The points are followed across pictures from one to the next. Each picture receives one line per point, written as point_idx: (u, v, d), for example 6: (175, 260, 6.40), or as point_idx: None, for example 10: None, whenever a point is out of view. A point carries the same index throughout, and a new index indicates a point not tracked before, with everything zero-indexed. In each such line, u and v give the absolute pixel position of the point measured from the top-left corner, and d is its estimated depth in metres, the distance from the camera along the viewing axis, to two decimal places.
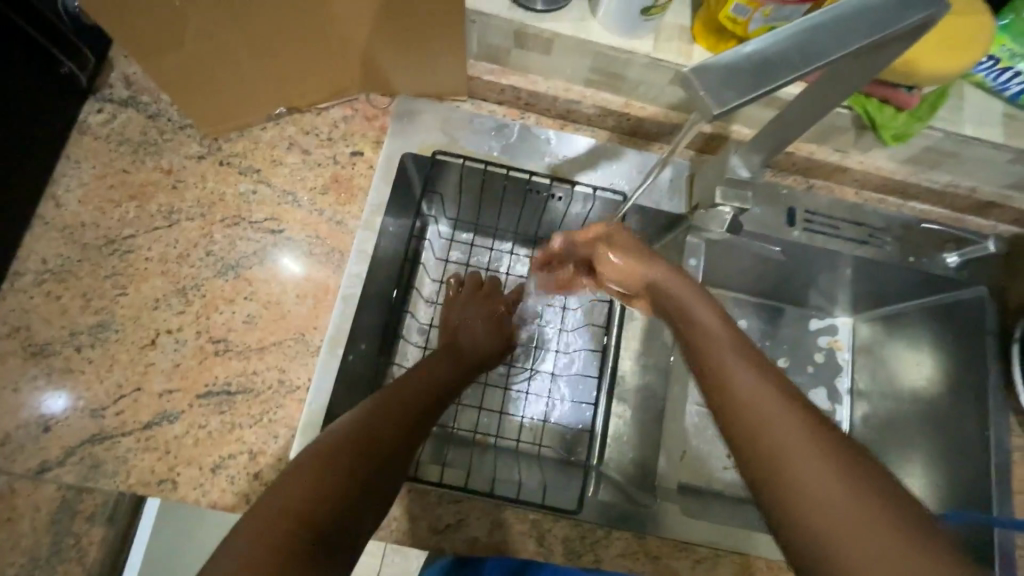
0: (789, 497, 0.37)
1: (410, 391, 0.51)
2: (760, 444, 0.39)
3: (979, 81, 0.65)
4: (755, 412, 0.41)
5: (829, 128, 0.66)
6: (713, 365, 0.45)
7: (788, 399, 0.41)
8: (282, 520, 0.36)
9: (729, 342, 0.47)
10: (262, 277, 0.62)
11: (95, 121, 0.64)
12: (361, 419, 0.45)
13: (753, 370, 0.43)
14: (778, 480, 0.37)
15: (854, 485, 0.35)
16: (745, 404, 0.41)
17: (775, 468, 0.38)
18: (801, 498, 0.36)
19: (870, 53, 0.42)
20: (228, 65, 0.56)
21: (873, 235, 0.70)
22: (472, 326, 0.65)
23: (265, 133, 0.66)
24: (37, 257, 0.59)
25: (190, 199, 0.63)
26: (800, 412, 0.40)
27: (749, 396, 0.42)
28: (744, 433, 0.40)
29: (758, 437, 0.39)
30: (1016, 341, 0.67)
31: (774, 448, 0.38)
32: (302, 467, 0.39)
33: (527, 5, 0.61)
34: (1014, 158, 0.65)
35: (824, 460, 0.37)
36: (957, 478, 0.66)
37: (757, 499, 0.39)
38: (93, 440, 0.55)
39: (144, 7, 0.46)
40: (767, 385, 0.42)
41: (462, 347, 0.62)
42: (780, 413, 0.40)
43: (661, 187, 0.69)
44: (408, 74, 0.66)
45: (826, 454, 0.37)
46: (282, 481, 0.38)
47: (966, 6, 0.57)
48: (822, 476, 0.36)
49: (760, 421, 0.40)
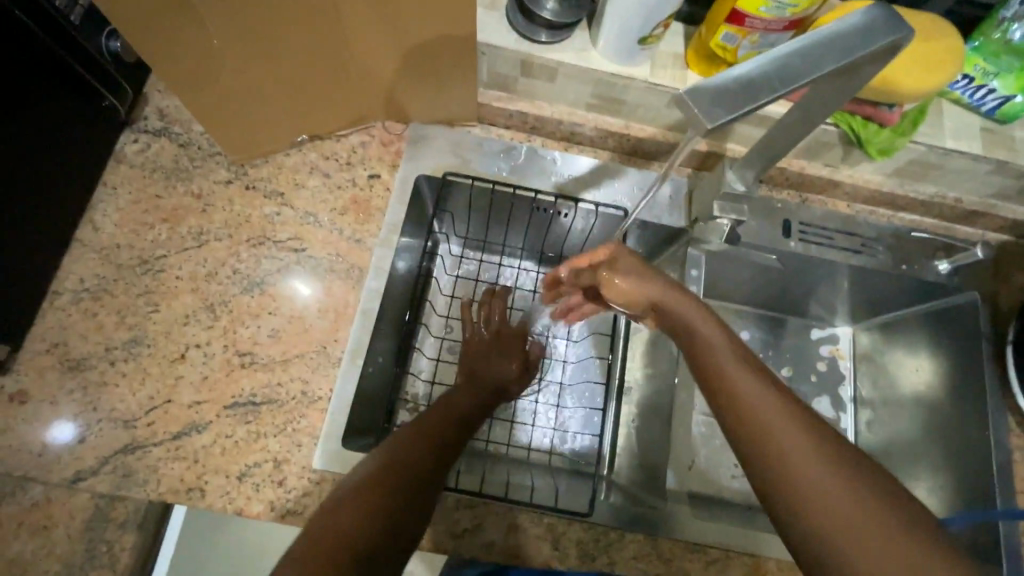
0: (794, 495, 0.39)
1: (439, 416, 0.53)
2: (763, 447, 0.42)
3: (955, 98, 0.69)
4: (757, 417, 0.43)
5: (817, 144, 0.70)
6: (713, 373, 0.48)
7: (785, 402, 0.44)
8: (328, 545, 0.38)
9: (728, 348, 0.50)
10: (285, 292, 0.65)
11: (130, 150, 0.68)
12: (384, 455, 0.46)
13: (752, 376, 0.46)
14: (782, 479, 0.40)
15: (849, 482, 0.39)
16: (749, 409, 0.44)
17: (780, 469, 0.41)
18: (806, 495, 0.39)
19: (852, 74, 0.46)
20: (255, 97, 0.61)
21: (866, 244, 0.73)
22: (492, 365, 0.64)
23: (289, 158, 0.71)
24: (74, 277, 0.63)
25: (218, 221, 0.67)
26: (797, 416, 0.43)
27: (751, 400, 0.44)
28: (750, 438, 0.43)
29: (762, 440, 0.42)
30: (1010, 343, 0.69)
31: (777, 448, 0.41)
32: (340, 508, 0.40)
33: (532, 37, 0.66)
34: (994, 169, 0.68)
35: (823, 459, 0.40)
36: (962, 479, 0.68)
37: (765, 499, 0.42)
38: (126, 450, 0.58)
39: (182, 45, 0.51)
40: (767, 391, 0.45)
41: (481, 378, 0.62)
42: (778, 415, 0.43)
43: (661, 203, 0.73)
44: (421, 102, 0.70)
45: (824, 453, 0.40)
46: (324, 513, 0.40)
47: (936, 30, 0.61)
48: (822, 475, 0.39)
49: (763, 425, 0.43)
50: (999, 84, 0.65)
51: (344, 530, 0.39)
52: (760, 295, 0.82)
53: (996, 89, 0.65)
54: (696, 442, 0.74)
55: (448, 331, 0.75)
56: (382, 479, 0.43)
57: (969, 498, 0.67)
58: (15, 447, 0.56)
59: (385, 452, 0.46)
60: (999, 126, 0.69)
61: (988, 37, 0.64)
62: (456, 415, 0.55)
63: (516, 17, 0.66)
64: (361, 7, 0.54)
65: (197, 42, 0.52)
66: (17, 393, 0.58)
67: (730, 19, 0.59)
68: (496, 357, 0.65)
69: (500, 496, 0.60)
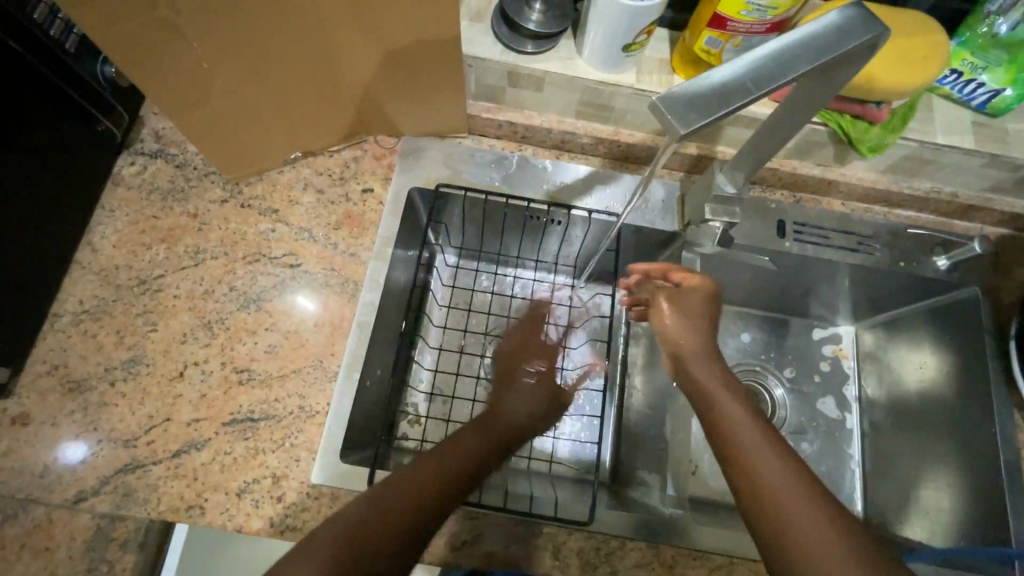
0: (772, 525, 0.45)
1: (460, 450, 0.54)
2: (743, 469, 0.48)
3: (945, 93, 0.69)
4: (744, 452, 0.49)
5: (808, 143, 0.69)
6: (710, 410, 0.54)
7: (769, 440, 0.50)
8: (332, 553, 0.42)
9: (722, 386, 0.56)
10: (282, 308, 0.66)
11: (127, 173, 0.70)
12: (392, 480, 0.48)
13: (739, 406, 0.53)
14: (765, 509, 0.45)
15: (825, 514, 0.44)
16: (737, 448, 0.50)
17: (762, 500, 0.46)
18: (782, 522, 0.44)
19: (829, 75, 0.46)
20: (248, 119, 0.62)
21: (862, 243, 0.73)
22: (518, 405, 0.64)
23: (282, 175, 0.72)
24: (74, 299, 0.64)
25: (214, 239, 0.68)
26: (775, 446, 0.49)
27: (741, 437, 0.50)
28: (737, 469, 0.49)
29: (742, 463, 0.49)
30: (1013, 338, 0.69)
31: (757, 479, 0.47)
32: (335, 525, 0.44)
33: (518, 48, 0.67)
34: (988, 162, 0.68)
35: (800, 495, 0.45)
36: (971, 477, 0.67)
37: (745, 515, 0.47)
38: (126, 470, 0.58)
39: (173, 75, 0.52)
40: (758, 429, 0.51)
41: (506, 421, 0.61)
42: (763, 451, 0.48)
43: (654, 206, 0.73)
44: (410, 115, 0.71)
45: (795, 476, 0.46)
46: (324, 527, 0.44)
47: (922, 28, 0.61)
48: (797, 505, 0.44)
49: (744, 449, 0.49)
50: (988, 77, 0.65)
51: (342, 550, 0.42)
52: (761, 297, 0.81)
53: (985, 82, 0.65)
54: (697, 446, 0.75)
55: (445, 341, 0.76)
56: (383, 505, 0.46)
57: (982, 500, 0.65)
58: (16, 470, 0.57)
59: (398, 474, 0.49)
60: (991, 120, 0.68)
61: (975, 31, 0.64)
62: (474, 454, 0.55)
63: (500, 28, 0.67)
64: (347, 25, 0.55)
65: (187, 69, 0.53)
66: (19, 416, 0.59)
67: (712, 23, 0.59)
68: (516, 395, 0.65)
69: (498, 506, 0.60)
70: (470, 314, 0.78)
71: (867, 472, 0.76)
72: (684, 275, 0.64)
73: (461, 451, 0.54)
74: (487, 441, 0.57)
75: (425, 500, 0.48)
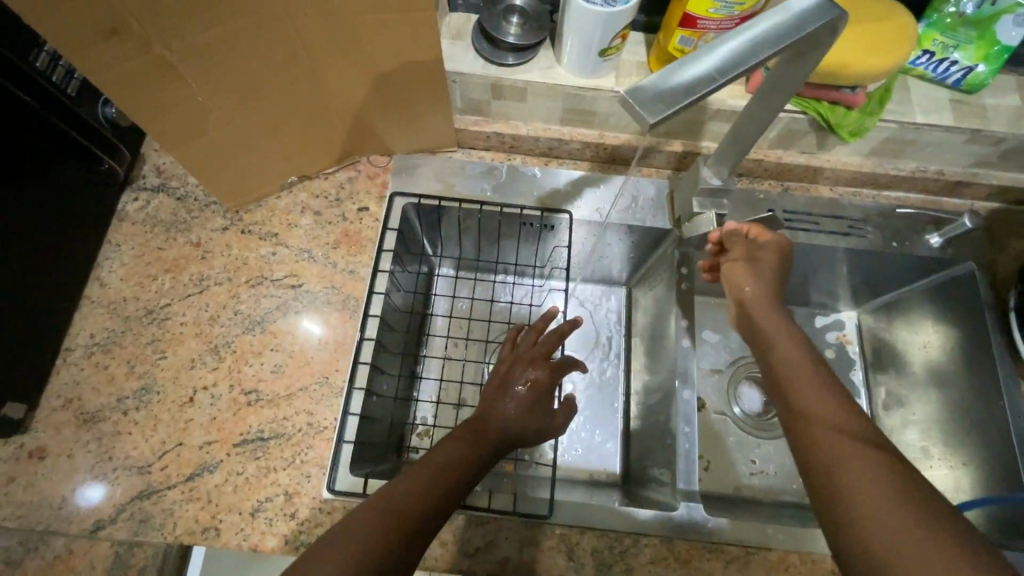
0: (840, 509, 0.43)
1: (461, 454, 0.53)
2: (807, 443, 0.48)
3: (921, 74, 0.70)
4: (814, 439, 0.48)
5: (790, 132, 0.70)
6: (787, 390, 0.52)
7: (847, 426, 0.47)
8: (368, 551, 0.43)
9: (807, 365, 0.54)
10: (286, 329, 0.67)
11: (131, 209, 0.72)
12: (399, 480, 0.49)
13: (813, 380, 0.52)
14: (823, 481, 0.45)
15: (881, 492, 0.42)
16: (811, 430, 0.48)
17: (836, 486, 0.44)
18: (840, 493, 0.43)
19: (795, 58, 0.46)
20: (244, 146, 0.64)
21: (853, 226, 0.73)
22: (506, 410, 0.59)
23: (281, 201, 0.74)
24: (85, 333, 0.66)
25: (218, 266, 0.70)
26: (840, 422, 0.48)
27: (813, 423, 0.48)
28: (802, 437, 0.49)
29: (806, 437, 0.48)
30: (1012, 310, 0.68)
31: (830, 462, 0.45)
32: (362, 523, 0.44)
33: (498, 61, 0.69)
34: (970, 138, 0.69)
35: (880, 482, 0.42)
36: (987, 454, 0.67)
37: (808, 484, 0.47)
38: (142, 496, 0.59)
39: (170, 108, 0.54)
40: (826, 402, 0.50)
41: (487, 426, 0.57)
42: (828, 426, 0.48)
43: (645, 205, 0.74)
44: (402, 135, 0.73)
45: (854, 451, 0.45)
46: (338, 530, 0.44)
47: (887, 12, 0.62)
48: (876, 491, 0.42)
49: (808, 422, 0.49)
50: (960, 55, 0.66)
51: (354, 558, 0.42)
52: None
53: (958, 60, 0.66)
54: (709, 439, 0.76)
55: (449, 350, 0.78)
56: (394, 506, 0.46)
57: (1001, 478, 0.65)
58: (35, 503, 0.58)
59: (407, 476, 0.49)
60: (968, 96, 0.69)
61: (942, 12, 0.65)
62: (466, 464, 0.52)
63: (480, 43, 0.69)
64: (334, 50, 0.57)
65: (184, 104, 0.55)
66: (36, 450, 0.60)
67: (683, 23, 0.61)
68: (509, 398, 0.60)
69: (507, 510, 0.60)
70: (471, 323, 0.80)
71: None
72: (759, 231, 0.64)
73: (453, 464, 0.51)
74: (479, 454, 0.54)
75: (426, 510, 0.47)
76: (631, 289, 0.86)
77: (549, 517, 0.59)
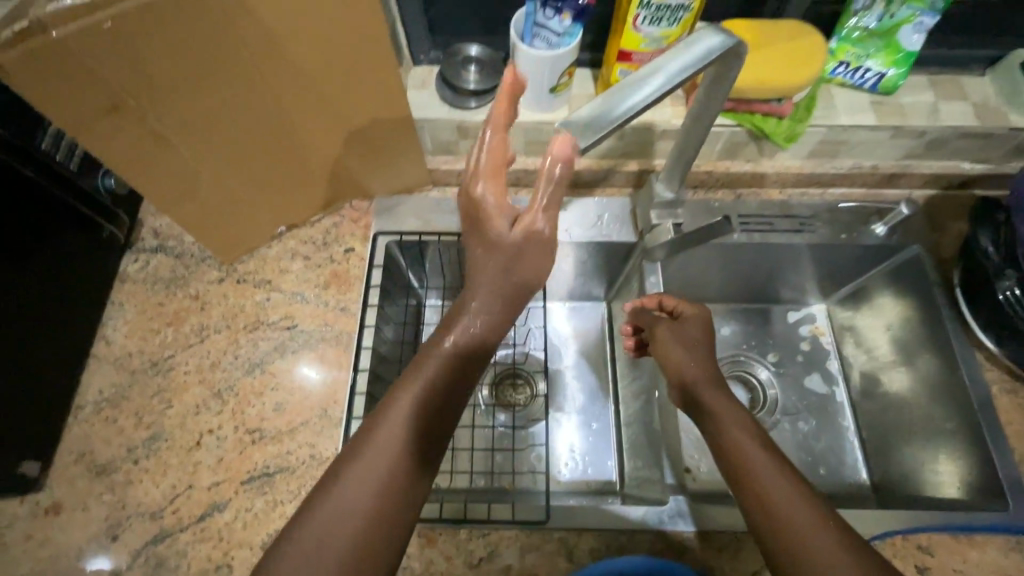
0: (782, 536, 0.47)
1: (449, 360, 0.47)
2: (743, 479, 0.51)
3: (841, 82, 0.77)
4: (760, 491, 0.50)
5: (733, 144, 0.77)
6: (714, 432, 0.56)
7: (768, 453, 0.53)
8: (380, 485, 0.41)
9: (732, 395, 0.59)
10: (284, 369, 0.71)
11: (132, 270, 0.77)
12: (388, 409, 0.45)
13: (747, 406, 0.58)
14: (763, 511, 0.48)
15: (808, 516, 0.47)
16: (741, 449, 0.53)
17: (777, 521, 0.47)
18: (781, 523, 0.47)
19: (725, 66, 0.51)
20: (234, 201, 0.69)
21: (805, 223, 0.79)
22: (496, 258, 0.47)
23: (271, 249, 0.79)
24: (94, 390, 0.69)
25: (216, 315, 0.74)
26: (763, 454, 0.52)
27: (755, 468, 0.51)
28: (733, 464, 0.53)
29: (740, 471, 0.52)
30: (958, 286, 0.73)
31: (764, 495, 0.49)
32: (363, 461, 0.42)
33: (462, 106, 0.76)
34: (894, 134, 0.76)
35: (805, 509, 0.47)
36: (955, 426, 0.70)
37: (746, 513, 0.50)
38: (156, 540, 0.62)
39: (165, 171, 0.59)
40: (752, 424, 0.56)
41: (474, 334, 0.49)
42: (759, 458, 0.52)
43: (611, 221, 0.80)
44: (378, 177, 0.79)
45: (784, 481, 0.50)
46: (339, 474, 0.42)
47: (797, 31, 0.70)
48: (813, 526, 0.46)
49: (740, 454, 0.53)
50: (873, 62, 0.74)
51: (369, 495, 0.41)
52: (732, 291, 0.88)
53: (871, 67, 0.74)
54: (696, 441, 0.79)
55: None
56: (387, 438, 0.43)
57: (970, 445, 0.68)
58: (53, 557, 0.61)
59: (386, 426, 0.44)
60: (887, 98, 0.76)
61: (848, 27, 0.73)
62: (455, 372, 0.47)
63: (445, 92, 0.76)
64: (304, 98, 0.62)
65: (179, 168, 0.60)
66: (52, 505, 0.63)
67: (620, 58, 0.68)
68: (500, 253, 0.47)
69: (505, 519, 0.63)
70: None
71: (865, 444, 0.80)
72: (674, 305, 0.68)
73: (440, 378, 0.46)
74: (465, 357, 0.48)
75: (416, 459, 0.43)
76: (610, 302, 0.91)
77: (544, 523, 0.62)
